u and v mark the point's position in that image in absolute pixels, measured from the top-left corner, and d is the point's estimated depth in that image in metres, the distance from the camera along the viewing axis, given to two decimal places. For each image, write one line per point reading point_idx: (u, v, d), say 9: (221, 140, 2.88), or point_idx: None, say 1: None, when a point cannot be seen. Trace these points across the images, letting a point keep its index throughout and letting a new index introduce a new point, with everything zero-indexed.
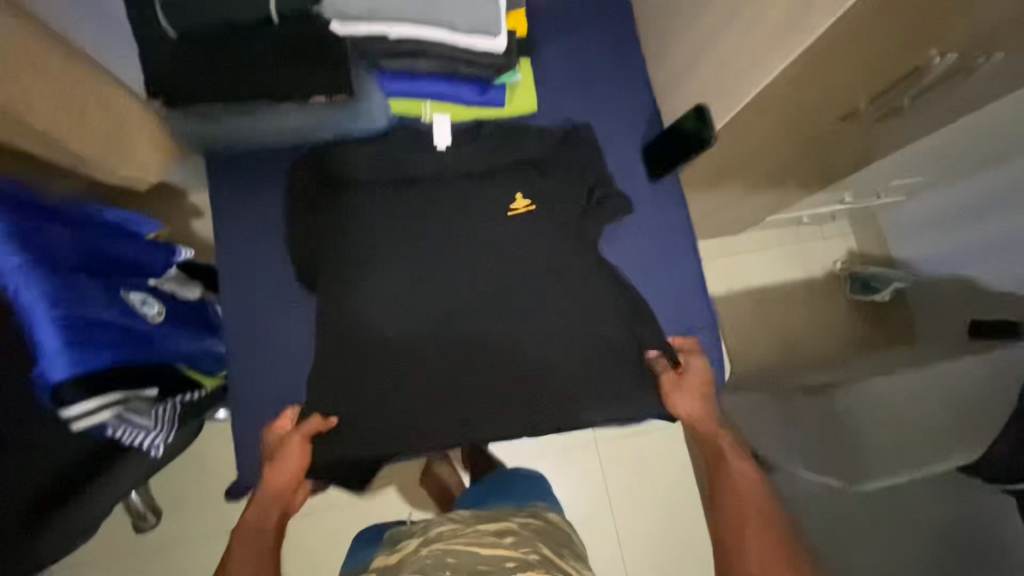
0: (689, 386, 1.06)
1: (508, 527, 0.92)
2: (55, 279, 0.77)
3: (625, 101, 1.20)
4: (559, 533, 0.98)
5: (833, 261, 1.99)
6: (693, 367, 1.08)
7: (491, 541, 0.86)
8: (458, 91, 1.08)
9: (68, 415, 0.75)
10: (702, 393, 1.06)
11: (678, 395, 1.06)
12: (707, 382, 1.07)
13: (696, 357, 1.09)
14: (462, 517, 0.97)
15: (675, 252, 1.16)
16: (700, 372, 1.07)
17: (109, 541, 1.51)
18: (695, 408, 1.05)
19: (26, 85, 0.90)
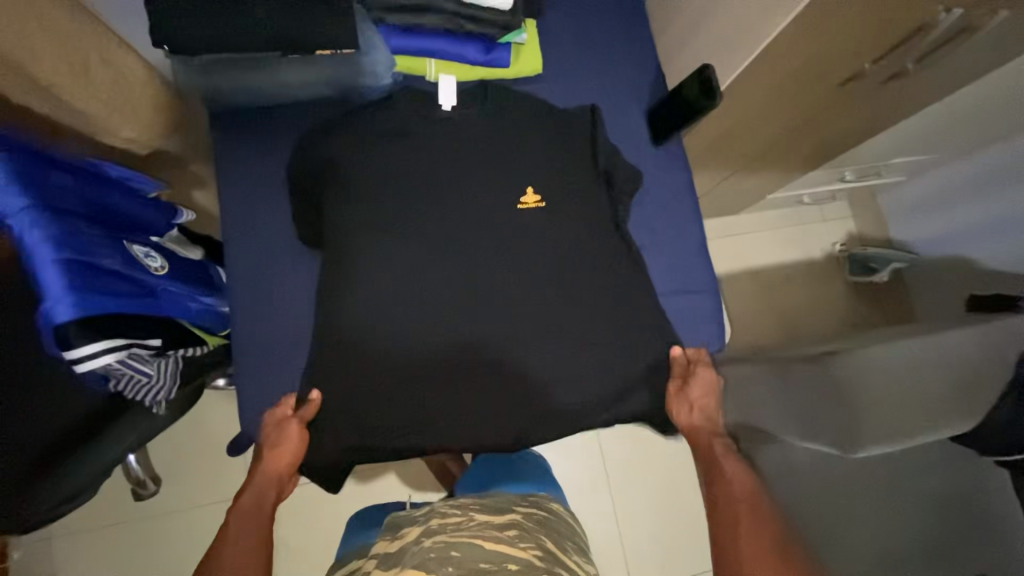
0: (695, 395, 1.05)
1: (513, 519, 0.91)
2: (60, 223, 0.77)
3: (632, 69, 1.20)
4: (562, 523, 0.99)
5: (833, 243, 2.02)
6: (701, 376, 1.06)
7: (494, 535, 0.84)
8: (463, 49, 1.07)
9: (73, 357, 0.75)
10: (707, 402, 1.05)
11: (681, 400, 1.05)
12: (714, 393, 1.05)
13: (703, 367, 1.08)
14: (464, 505, 0.96)
15: (678, 217, 1.16)
16: (710, 382, 1.05)
17: (109, 509, 1.51)
18: (698, 416, 1.04)
19: (30, 36, 0.90)
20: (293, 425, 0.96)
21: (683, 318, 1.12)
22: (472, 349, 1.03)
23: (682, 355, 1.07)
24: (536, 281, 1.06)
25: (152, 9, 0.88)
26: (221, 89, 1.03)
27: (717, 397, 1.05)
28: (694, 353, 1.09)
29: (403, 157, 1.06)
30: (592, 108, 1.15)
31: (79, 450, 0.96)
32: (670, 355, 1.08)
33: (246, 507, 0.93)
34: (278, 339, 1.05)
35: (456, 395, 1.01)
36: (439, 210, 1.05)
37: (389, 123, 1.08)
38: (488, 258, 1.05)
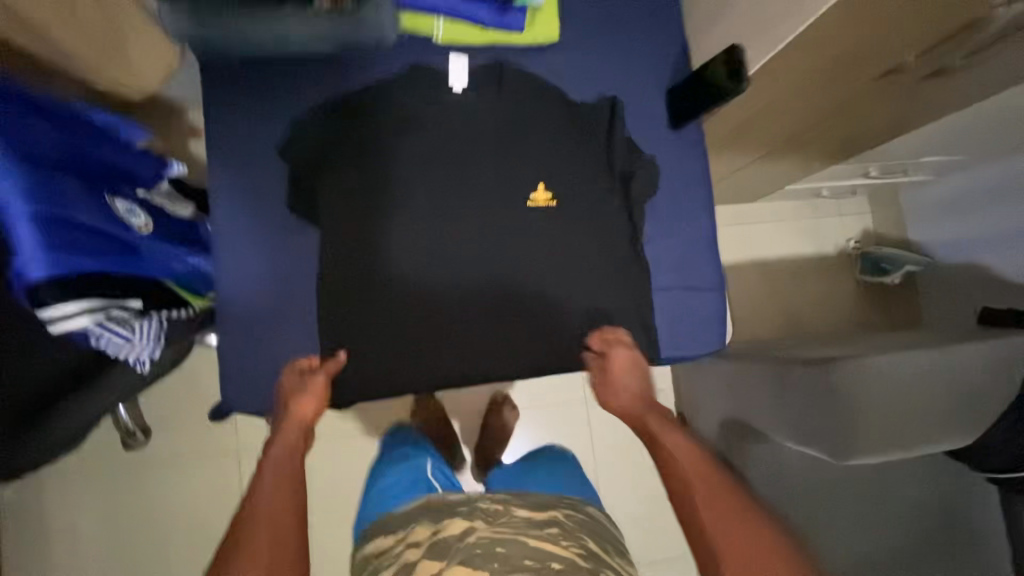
0: (618, 379, 0.91)
1: (554, 518, 0.93)
2: (34, 172, 0.72)
3: (666, 32, 1.05)
4: (601, 526, 0.99)
5: (849, 239, 1.96)
6: (618, 353, 0.93)
7: (537, 533, 0.86)
8: (474, 9, 0.92)
9: (45, 316, 0.72)
10: (634, 382, 0.91)
11: (608, 388, 0.93)
12: (637, 372, 0.92)
13: (621, 348, 0.93)
14: (504, 500, 0.97)
15: (690, 205, 1.01)
16: (633, 362, 0.92)
17: (98, 456, 1.53)
18: (631, 398, 0.90)
19: None
20: (321, 377, 0.89)
21: (676, 327, 0.98)
22: (462, 338, 0.95)
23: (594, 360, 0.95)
24: (541, 265, 0.96)
25: None
26: (209, 35, 0.86)
27: (642, 374, 0.92)
28: (609, 334, 0.95)
29: (404, 122, 0.96)
30: (612, 98, 1.00)
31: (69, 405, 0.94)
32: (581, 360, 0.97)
33: (285, 462, 0.79)
34: (269, 306, 0.95)
35: (426, 372, 0.94)
36: (441, 183, 0.96)
37: (394, 84, 0.95)
38: (491, 239, 0.97)
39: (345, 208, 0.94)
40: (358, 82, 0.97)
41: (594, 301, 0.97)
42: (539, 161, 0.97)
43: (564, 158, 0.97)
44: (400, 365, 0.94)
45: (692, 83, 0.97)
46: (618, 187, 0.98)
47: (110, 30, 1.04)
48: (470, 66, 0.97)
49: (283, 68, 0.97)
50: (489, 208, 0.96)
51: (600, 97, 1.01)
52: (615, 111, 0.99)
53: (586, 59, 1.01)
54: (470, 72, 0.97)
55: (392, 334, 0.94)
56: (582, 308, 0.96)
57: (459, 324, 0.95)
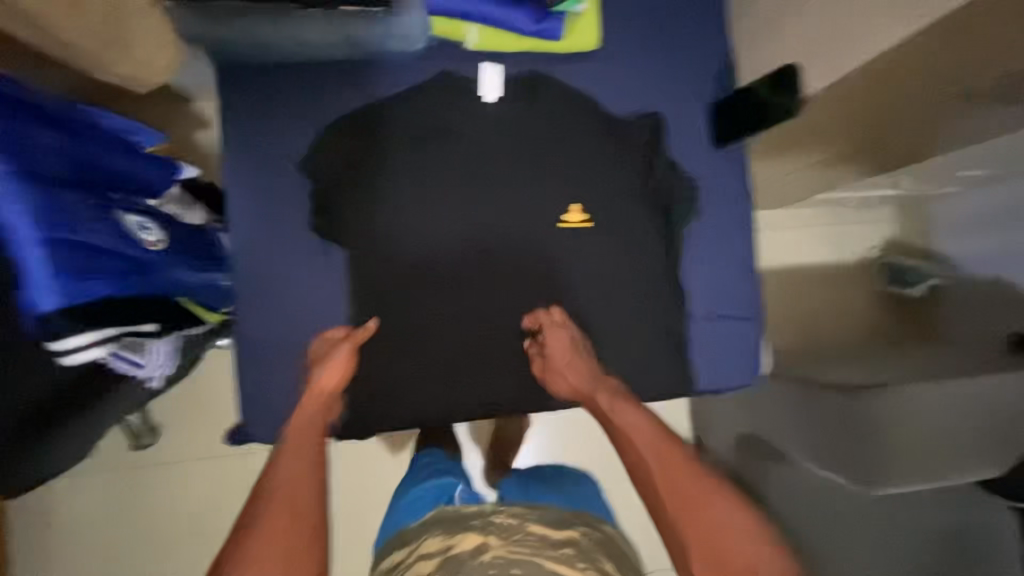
0: (560, 362, 0.88)
1: (571, 539, 0.89)
2: (41, 193, 0.67)
3: (714, 38, 0.98)
4: (617, 547, 0.95)
5: (871, 246, 1.90)
6: (554, 335, 0.89)
7: (552, 555, 0.81)
8: (510, 15, 0.84)
9: (57, 350, 0.68)
10: (576, 361, 0.88)
11: (552, 374, 0.89)
12: (576, 350, 0.89)
13: (559, 330, 0.89)
14: (520, 514, 0.93)
15: (731, 228, 0.96)
16: (570, 340, 0.89)
17: (106, 454, 1.51)
18: (575, 378, 0.87)
19: None
20: (344, 350, 0.85)
21: (710, 357, 0.94)
22: (487, 364, 0.92)
23: (533, 347, 0.91)
24: (572, 290, 0.92)
25: None
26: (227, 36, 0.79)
27: (584, 352, 0.90)
28: (541, 316, 0.91)
29: (431, 135, 0.90)
30: (653, 114, 0.95)
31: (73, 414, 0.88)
32: (523, 348, 0.92)
33: (308, 435, 0.80)
34: (284, 329, 0.90)
35: (454, 400, 0.91)
36: (469, 201, 0.91)
37: (422, 94, 0.90)
38: (520, 261, 0.92)
39: (370, 227, 0.91)
40: (383, 91, 0.90)
41: (626, 328, 0.93)
42: (573, 179, 0.92)
43: (600, 176, 0.92)
44: (427, 391, 0.90)
45: (749, 98, 0.89)
46: (655, 209, 0.93)
47: (115, 22, 0.97)
48: (503, 75, 0.91)
49: (303, 70, 0.89)
50: (519, 228, 0.92)
51: (641, 112, 0.95)
52: (656, 131, 0.94)
53: (628, 67, 0.95)
54: (503, 82, 0.92)
55: (417, 360, 0.91)
56: (613, 335, 0.92)
57: (484, 350, 0.92)
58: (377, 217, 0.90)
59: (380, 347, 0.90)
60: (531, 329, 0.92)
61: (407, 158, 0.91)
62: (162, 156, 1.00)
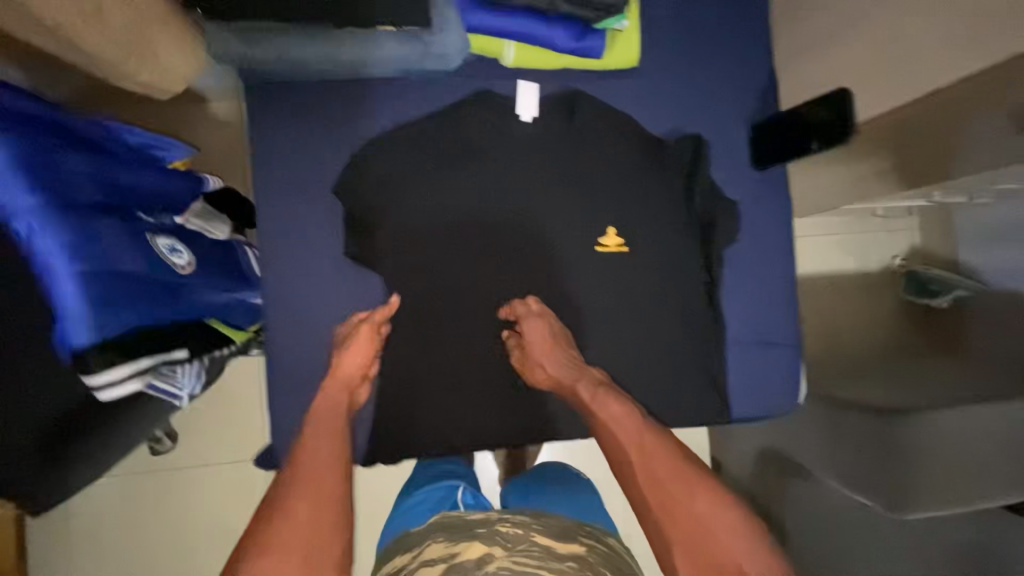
0: (538, 352, 0.84)
1: (575, 552, 0.82)
2: (73, 223, 0.65)
3: (758, 55, 0.95)
4: (621, 561, 0.88)
5: (894, 257, 1.91)
6: (531, 324, 0.85)
7: (557, 568, 0.75)
8: (549, 32, 0.82)
9: (91, 385, 0.66)
10: (555, 350, 0.85)
11: (532, 365, 0.86)
12: (554, 339, 0.85)
13: (535, 318, 0.85)
14: (526, 522, 0.89)
15: (770, 253, 0.94)
16: (549, 329, 0.85)
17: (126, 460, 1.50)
18: (554, 369, 0.84)
19: None
20: (366, 329, 0.83)
21: (746, 384, 0.93)
22: (522, 389, 0.91)
23: (513, 337, 0.89)
24: (607, 314, 0.91)
25: None
26: (259, 62, 0.77)
27: (565, 342, 0.86)
28: (517, 306, 0.88)
29: (466, 155, 0.88)
30: (695, 135, 0.92)
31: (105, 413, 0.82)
32: (505, 339, 0.90)
33: (331, 420, 0.77)
34: (316, 356, 0.88)
35: (488, 425, 0.90)
36: (505, 223, 0.89)
37: (457, 113, 0.87)
38: (555, 286, 0.90)
39: (402, 248, 0.89)
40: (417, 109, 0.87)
41: (661, 354, 0.91)
42: (611, 202, 0.90)
43: (638, 200, 0.91)
44: (460, 416, 0.89)
45: (801, 123, 0.86)
46: (695, 234, 0.92)
47: (141, 32, 0.95)
48: (540, 94, 0.89)
49: (338, 90, 0.87)
50: (554, 252, 0.90)
51: (682, 133, 0.92)
52: (699, 152, 0.92)
53: (669, 86, 0.92)
54: (540, 102, 0.89)
55: (451, 385, 0.89)
56: (649, 362, 0.90)
57: (516, 375, 0.91)
58: (410, 238, 0.88)
59: (413, 371, 0.89)
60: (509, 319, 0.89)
61: (441, 179, 0.88)
62: (186, 169, 0.97)
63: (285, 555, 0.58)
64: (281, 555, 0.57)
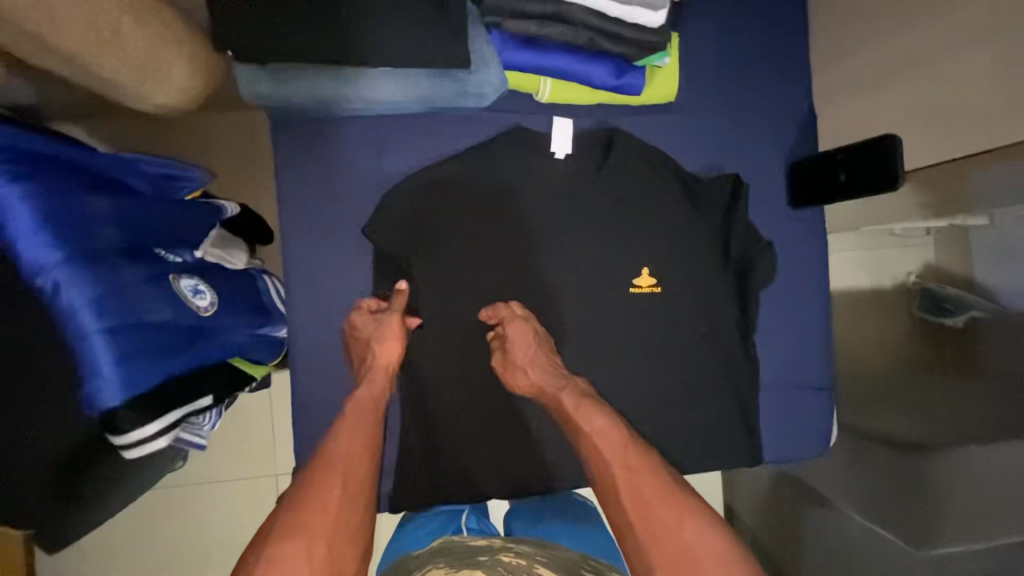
0: (521, 359, 0.83)
1: None
2: (100, 276, 0.63)
3: (793, 89, 0.95)
4: None
5: (907, 272, 1.57)
6: (516, 328, 0.83)
7: None
8: (590, 70, 0.79)
9: (122, 441, 0.65)
10: (540, 357, 0.84)
11: (513, 371, 0.84)
12: (538, 344, 0.84)
13: (519, 323, 0.84)
14: (528, 554, 0.83)
15: (803, 296, 0.94)
16: (533, 334, 0.84)
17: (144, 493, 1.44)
18: (537, 376, 0.83)
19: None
20: (395, 318, 0.83)
21: (776, 426, 0.92)
22: (552, 430, 0.91)
23: (496, 339, 0.87)
24: (638, 357, 0.89)
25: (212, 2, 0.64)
26: (292, 100, 0.76)
27: (549, 349, 0.85)
28: (500, 309, 0.86)
29: (500, 196, 0.88)
30: (736, 177, 0.92)
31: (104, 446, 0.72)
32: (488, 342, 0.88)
33: (367, 413, 0.81)
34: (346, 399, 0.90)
35: (514, 463, 0.90)
36: (537, 262, 0.88)
37: (489, 150, 0.88)
38: (587, 328, 0.89)
39: (433, 286, 0.88)
40: (452, 148, 0.89)
41: (693, 397, 0.90)
42: (646, 242, 0.89)
43: (672, 240, 0.89)
44: (487, 455, 0.89)
45: (847, 163, 0.84)
46: (730, 275, 0.90)
47: (161, 56, 0.92)
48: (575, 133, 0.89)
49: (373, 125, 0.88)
50: (586, 292, 0.89)
51: (718, 171, 0.92)
52: (737, 191, 0.91)
53: (704, 123, 0.91)
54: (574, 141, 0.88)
55: (481, 426, 0.89)
56: (681, 405, 0.89)
57: (546, 415, 0.91)
58: (442, 277, 0.88)
59: (442, 411, 0.88)
60: (491, 322, 0.87)
61: (473, 218, 0.88)
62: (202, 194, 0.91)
63: (309, 541, 0.64)
64: (305, 541, 0.64)
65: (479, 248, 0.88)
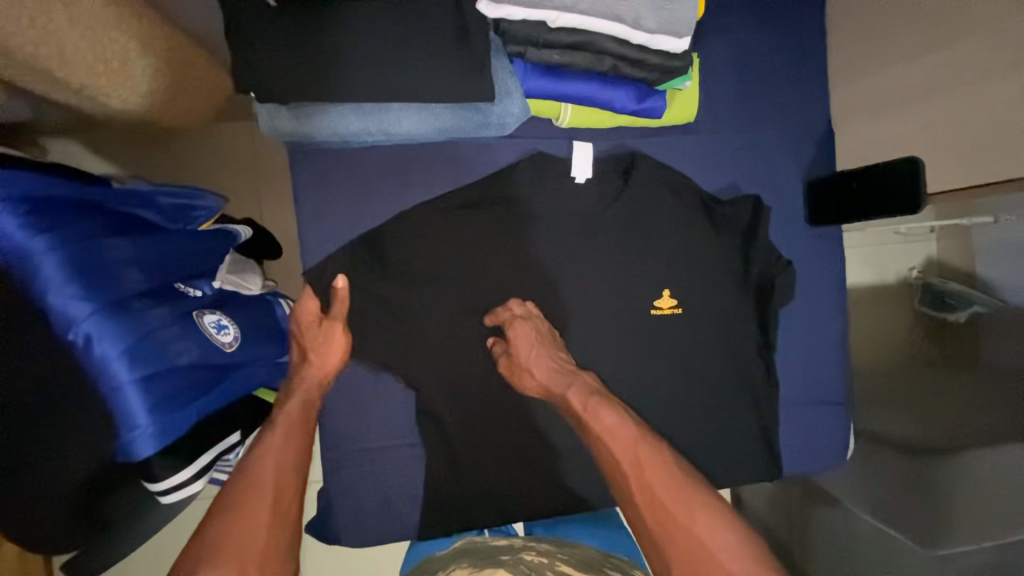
0: (525, 358, 0.82)
1: None
2: (133, 327, 0.62)
3: (809, 108, 0.97)
4: None
5: (909, 268, 1.45)
6: (520, 323, 0.83)
7: None
8: (612, 95, 0.78)
9: (159, 488, 0.66)
10: (543, 355, 0.83)
11: (520, 372, 0.83)
12: (541, 343, 0.83)
13: (523, 325, 0.83)
14: (549, 552, 0.88)
15: (817, 312, 0.97)
16: (537, 332, 0.84)
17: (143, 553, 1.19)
18: (543, 375, 0.82)
19: (72, 29, 0.70)
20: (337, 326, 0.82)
21: (790, 438, 0.96)
22: (575, 449, 0.92)
23: (498, 344, 0.86)
24: (662, 379, 0.90)
25: (240, 44, 0.64)
26: (314, 136, 0.76)
27: (555, 344, 0.85)
28: (501, 313, 0.86)
29: (520, 221, 0.88)
30: (755, 198, 0.94)
31: (127, 487, 0.69)
32: (488, 348, 0.88)
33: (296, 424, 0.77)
34: (376, 426, 0.90)
35: (537, 483, 0.91)
36: (561, 286, 0.89)
37: (509, 174, 0.88)
38: (610, 350, 0.89)
39: (454, 313, 0.88)
40: (474, 176, 0.89)
41: (715, 415, 0.91)
42: (668, 264, 0.90)
43: (691, 261, 0.91)
44: (510, 477, 0.90)
45: (865, 175, 0.87)
46: (751, 294, 0.93)
47: (173, 80, 0.91)
48: (595, 156, 0.90)
49: (393, 155, 0.88)
50: (609, 316, 0.90)
51: (738, 192, 0.95)
52: (758, 213, 0.93)
53: (723, 145, 0.94)
54: (594, 164, 0.89)
55: (505, 448, 0.90)
56: (703, 423, 0.91)
57: (571, 438, 0.92)
58: (464, 303, 0.88)
59: (465, 434, 0.89)
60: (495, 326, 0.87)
61: (494, 243, 0.88)
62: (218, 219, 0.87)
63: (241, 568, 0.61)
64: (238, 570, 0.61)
65: (501, 275, 0.88)
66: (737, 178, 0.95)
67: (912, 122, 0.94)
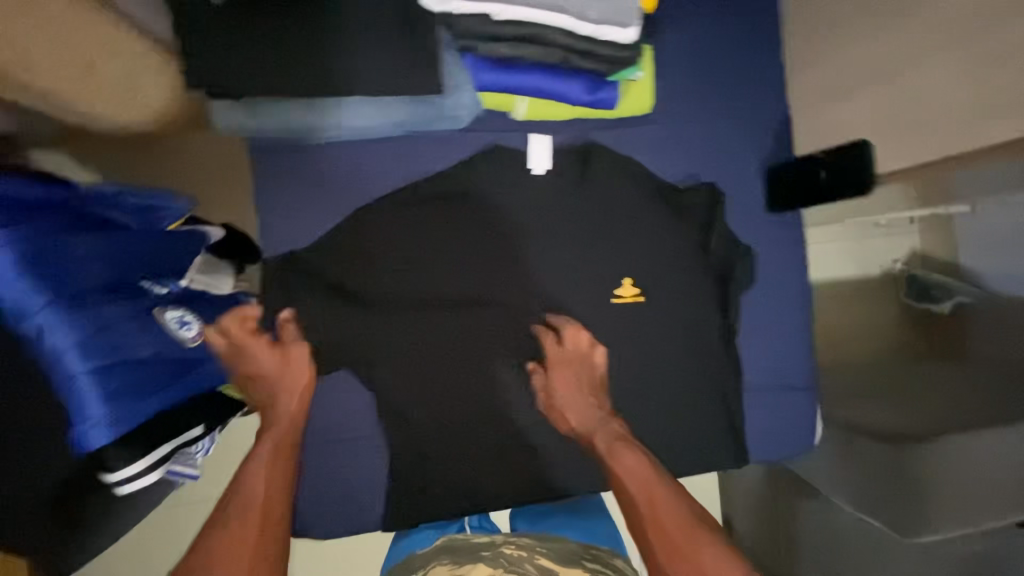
0: (564, 396, 0.85)
1: None
2: (87, 319, 0.62)
3: (767, 97, 0.99)
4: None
5: (893, 260, 1.46)
6: (562, 362, 0.87)
7: None
8: (565, 86, 0.79)
9: (115, 480, 0.66)
10: (580, 396, 0.85)
11: (556, 408, 0.86)
12: (584, 386, 0.85)
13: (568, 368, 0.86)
14: (530, 545, 0.81)
15: (780, 298, 0.98)
16: (577, 376, 0.86)
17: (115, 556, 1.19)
18: (580, 415, 0.84)
19: (35, 34, 0.72)
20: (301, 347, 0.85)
21: (754, 423, 0.96)
22: (541, 440, 0.93)
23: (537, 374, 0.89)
24: (624, 368, 0.91)
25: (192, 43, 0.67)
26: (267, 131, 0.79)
27: (593, 388, 0.86)
28: (549, 348, 0.88)
29: (480, 214, 0.90)
30: (713, 187, 0.96)
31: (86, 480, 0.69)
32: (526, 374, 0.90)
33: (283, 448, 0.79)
34: (342, 420, 0.90)
35: (503, 474, 0.92)
36: (523, 277, 0.90)
37: (468, 168, 0.90)
38: None
39: (417, 306, 0.89)
40: (434, 171, 0.91)
41: (679, 402, 0.92)
42: (629, 253, 0.91)
43: (652, 249, 0.92)
44: (477, 468, 0.91)
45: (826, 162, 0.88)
46: (713, 281, 0.94)
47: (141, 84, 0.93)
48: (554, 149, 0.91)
49: (353, 153, 0.90)
50: (572, 305, 0.90)
51: (697, 181, 0.96)
52: (715, 202, 0.95)
53: (683, 135, 0.95)
54: (553, 157, 0.91)
55: (470, 439, 0.91)
56: (667, 411, 0.91)
57: (537, 428, 0.93)
58: (427, 295, 0.89)
59: (430, 426, 0.90)
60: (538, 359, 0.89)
61: (454, 236, 0.89)
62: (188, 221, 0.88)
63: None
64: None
65: (464, 267, 0.89)
66: (697, 168, 0.96)
67: (869, 109, 0.95)
